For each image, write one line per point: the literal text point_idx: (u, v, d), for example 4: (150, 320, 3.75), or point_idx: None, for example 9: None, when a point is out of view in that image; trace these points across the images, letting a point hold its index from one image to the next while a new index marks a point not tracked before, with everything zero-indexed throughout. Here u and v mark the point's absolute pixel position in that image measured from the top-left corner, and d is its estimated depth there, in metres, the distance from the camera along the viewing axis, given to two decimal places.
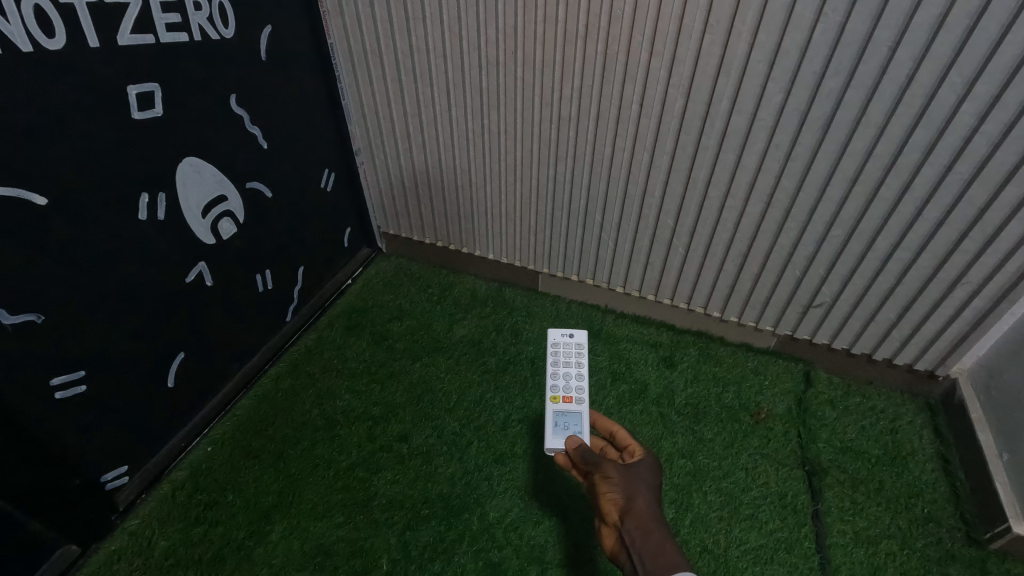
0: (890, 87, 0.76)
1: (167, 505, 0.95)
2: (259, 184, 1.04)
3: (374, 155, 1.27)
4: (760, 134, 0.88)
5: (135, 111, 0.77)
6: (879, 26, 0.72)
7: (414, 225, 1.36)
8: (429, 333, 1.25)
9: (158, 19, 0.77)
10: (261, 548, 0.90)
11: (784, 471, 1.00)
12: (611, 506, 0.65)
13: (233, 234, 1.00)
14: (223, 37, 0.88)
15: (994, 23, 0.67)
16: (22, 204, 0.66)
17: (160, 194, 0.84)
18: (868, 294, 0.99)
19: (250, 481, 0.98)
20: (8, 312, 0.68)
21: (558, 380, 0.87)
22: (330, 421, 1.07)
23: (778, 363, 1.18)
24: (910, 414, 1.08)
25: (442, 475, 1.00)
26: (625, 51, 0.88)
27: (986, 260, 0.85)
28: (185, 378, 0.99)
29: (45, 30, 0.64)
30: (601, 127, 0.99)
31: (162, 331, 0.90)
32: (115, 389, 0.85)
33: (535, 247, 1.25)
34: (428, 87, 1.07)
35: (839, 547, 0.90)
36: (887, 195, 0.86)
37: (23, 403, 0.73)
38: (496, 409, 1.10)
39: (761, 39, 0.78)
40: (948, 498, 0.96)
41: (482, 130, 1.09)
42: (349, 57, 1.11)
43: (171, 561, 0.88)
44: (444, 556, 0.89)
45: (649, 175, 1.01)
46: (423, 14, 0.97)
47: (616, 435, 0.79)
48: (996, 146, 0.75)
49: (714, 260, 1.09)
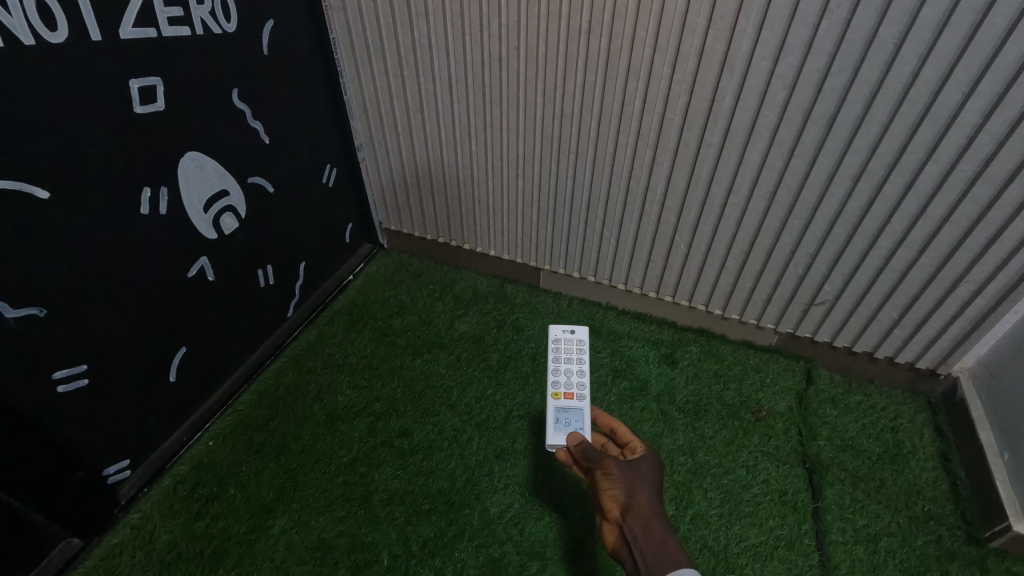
0: (894, 84, 0.76)
1: (169, 499, 0.95)
2: (260, 179, 1.04)
3: (376, 151, 1.26)
4: (763, 131, 0.88)
5: (137, 105, 0.77)
6: (884, 23, 0.72)
7: (415, 221, 1.36)
8: (430, 328, 1.25)
9: (160, 13, 0.77)
10: (262, 542, 0.90)
11: (784, 469, 1.00)
12: (612, 502, 0.65)
13: (235, 229, 1.00)
14: (225, 31, 0.88)
15: (1000, 21, 0.66)
16: (24, 197, 0.66)
17: (163, 189, 0.84)
18: (870, 292, 0.98)
19: (251, 476, 0.98)
20: (10, 305, 0.69)
21: (559, 376, 0.87)
22: (331, 417, 1.07)
23: (779, 361, 1.18)
24: (911, 413, 1.08)
25: (442, 471, 1.00)
26: (628, 47, 0.88)
27: (989, 258, 0.85)
28: (187, 372, 0.99)
29: (47, 23, 0.64)
30: (603, 123, 0.98)
31: (164, 325, 0.91)
32: (117, 382, 0.86)
33: (536, 243, 1.25)
34: (430, 83, 1.07)
35: (839, 544, 0.90)
36: (890, 193, 0.86)
37: (25, 396, 0.73)
38: (497, 405, 1.10)
39: (764, 36, 0.78)
40: (949, 497, 0.96)
41: (484, 126, 1.09)
42: (352, 52, 1.11)
43: (173, 554, 0.89)
44: (444, 552, 0.90)
45: (651, 171, 1.01)
46: (426, 9, 0.97)
47: (617, 431, 0.80)
48: (1000, 144, 0.75)
49: (715, 257, 1.09)
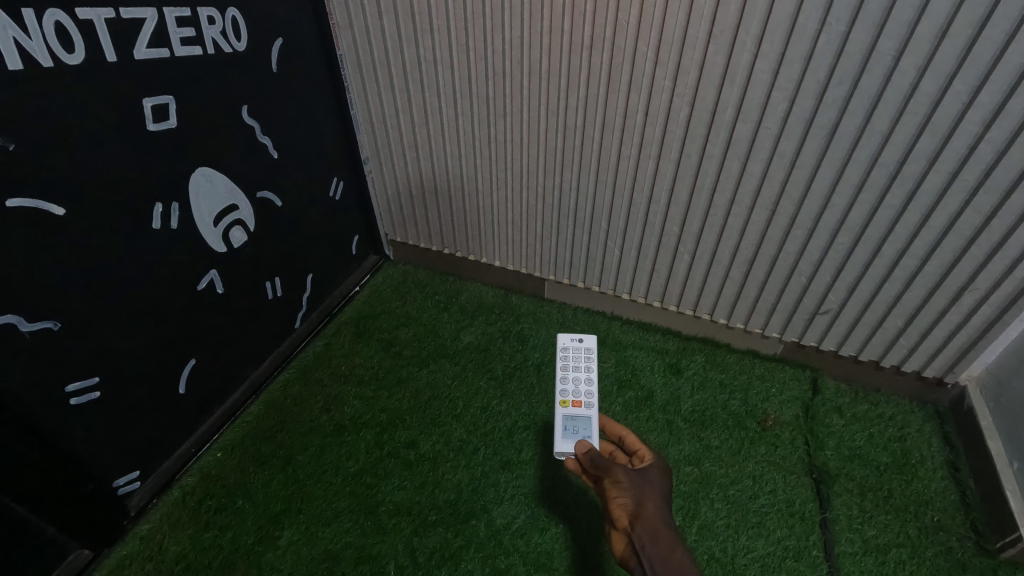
0: (894, 95, 0.76)
1: (178, 510, 0.96)
2: (269, 193, 1.06)
3: (382, 165, 1.28)
4: (765, 143, 0.88)
5: (150, 122, 0.79)
6: (882, 36, 0.73)
7: (421, 232, 1.37)
8: (436, 339, 1.26)
9: (174, 34, 0.79)
10: (270, 553, 0.91)
11: (791, 479, 0.99)
12: (621, 511, 0.65)
13: (243, 242, 1.02)
14: (236, 50, 0.90)
15: (997, 33, 0.67)
16: (40, 214, 0.68)
17: (174, 204, 0.85)
18: (874, 301, 0.98)
19: (259, 487, 0.99)
20: (26, 319, 0.70)
21: (568, 384, 0.88)
22: (338, 427, 1.08)
23: (785, 371, 1.18)
24: (919, 422, 1.07)
25: (449, 481, 1.00)
26: (630, 61, 0.89)
27: (993, 267, 0.85)
28: (196, 384, 1.00)
29: (65, 45, 0.66)
30: (606, 136, 0.99)
31: (174, 337, 0.92)
32: (128, 395, 0.87)
33: (541, 254, 1.26)
34: (435, 97, 1.09)
35: (848, 555, 0.90)
36: (893, 203, 0.86)
37: (39, 407, 0.74)
38: (503, 415, 1.11)
39: (764, 49, 0.79)
40: (958, 506, 0.95)
41: (488, 139, 1.10)
42: (358, 68, 1.13)
43: (182, 566, 0.89)
44: (451, 563, 0.90)
45: (654, 183, 1.02)
46: (431, 25, 0.99)
47: (625, 439, 0.80)
48: (1001, 154, 0.75)
49: (719, 267, 1.09)
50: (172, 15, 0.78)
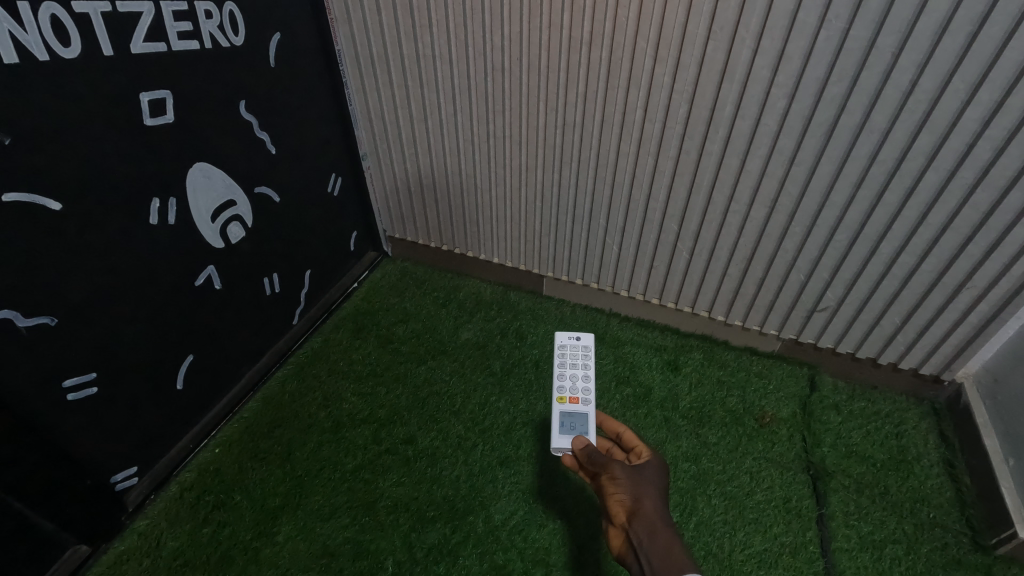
0: (893, 93, 0.76)
1: (176, 506, 0.96)
2: (267, 189, 1.06)
3: (380, 160, 1.27)
4: (765, 139, 0.88)
5: (147, 117, 0.78)
6: (881, 33, 0.72)
7: (419, 229, 1.37)
8: (434, 336, 1.26)
9: (171, 28, 0.78)
10: (268, 548, 0.91)
11: (788, 475, 1.00)
12: (618, 507, 0.65)
13: (241, 237, 1.02)
14: (234, 45, 0.90)
15: (998, 30, 0.67)
16: (36, 209, 0.68)
17: (172, 199, 0.85)
18: (872, 299, 0.99)
19: (257, 483, 0.99)
20: (21, 314, 0.70)
21: (565, 381, 0.88)
22: (336, 423, 1.08)
23: (782, 368, 1.18)
24: (915, 419, 1.08)
25: (448, 477, 1.00)
26: (629, 58, 0.89)
27: (991, 264, 0.85)
28: (194, 379, 1.00)
29: (61, 39, 0.66)
30: (605, 131, 0.99)
31: (171, 332, 0.92)
32: (126, 390, 0.87)
33: (540, 250, 1.26)
34: (434, 92, 1.08)
35: (844, 551, 0.90)
36: (891, 200, 0.86)
37: (35, 403, 0.74)
38: (501, 411, 1.11)
39: (763, 46, 0.79)
40: (954, 503, 0.96)
41: (487, 134, 1.10)
42: (357, 63, 1.12)
43: (181, 561, 0.90)
44: (449, 558, 0.90)
45: (653, 181, 1.02)
46: (430, 20, 0.98)
47: (623, 436, 0.80)
48: (1000, 151, 0.75)
49: (718, 263, 1.09)
50: (169, 9, 0.78)
